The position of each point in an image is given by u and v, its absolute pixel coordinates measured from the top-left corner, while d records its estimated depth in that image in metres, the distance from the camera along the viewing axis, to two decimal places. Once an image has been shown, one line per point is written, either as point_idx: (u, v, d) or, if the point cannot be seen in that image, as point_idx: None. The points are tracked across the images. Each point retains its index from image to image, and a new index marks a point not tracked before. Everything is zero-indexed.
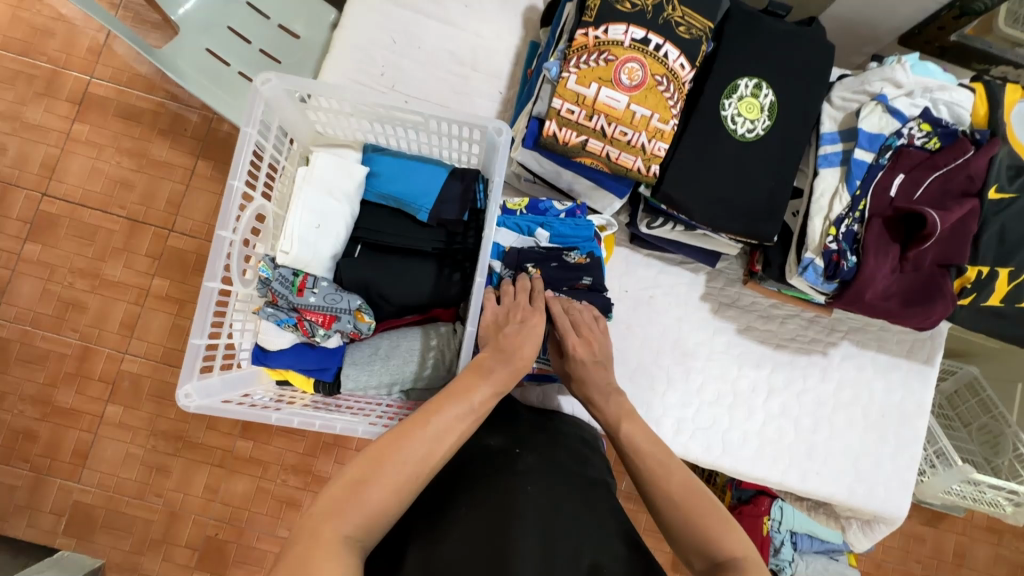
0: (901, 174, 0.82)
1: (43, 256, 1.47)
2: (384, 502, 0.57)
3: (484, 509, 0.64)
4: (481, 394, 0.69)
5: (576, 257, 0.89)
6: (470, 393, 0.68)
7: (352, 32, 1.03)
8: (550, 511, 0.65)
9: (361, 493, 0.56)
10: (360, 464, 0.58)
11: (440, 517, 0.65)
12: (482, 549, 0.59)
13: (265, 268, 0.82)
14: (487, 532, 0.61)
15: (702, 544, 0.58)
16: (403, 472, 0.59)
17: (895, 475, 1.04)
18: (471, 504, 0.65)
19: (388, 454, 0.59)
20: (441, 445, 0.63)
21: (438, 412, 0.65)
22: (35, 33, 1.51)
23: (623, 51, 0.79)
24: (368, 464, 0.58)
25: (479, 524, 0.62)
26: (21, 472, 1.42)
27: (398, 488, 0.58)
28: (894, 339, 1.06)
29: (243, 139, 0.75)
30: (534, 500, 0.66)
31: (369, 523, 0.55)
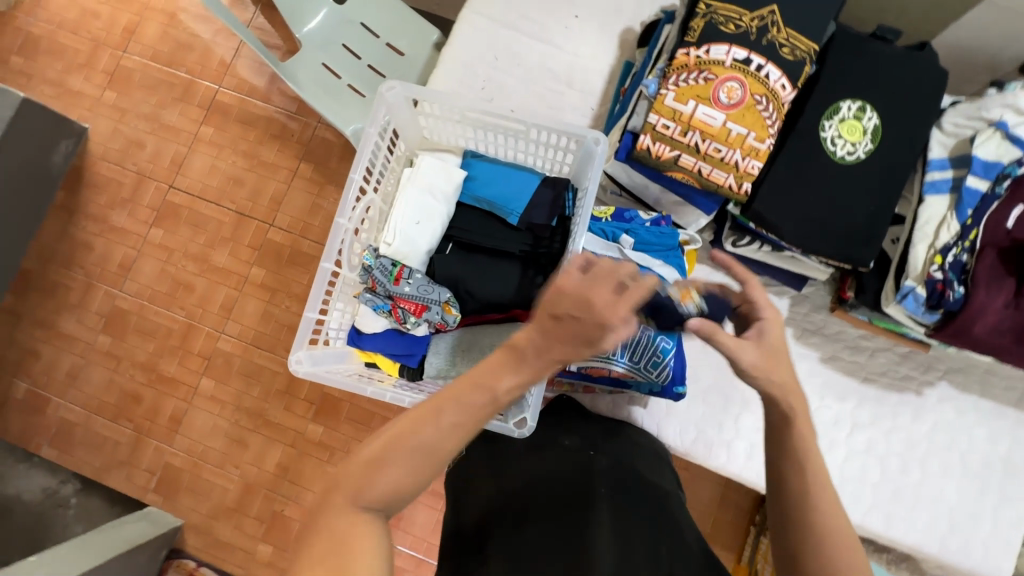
0: (1021, 206, 0.76)
1: (164, 241, 1.66)
2: (398, 483, 0.51)
3: (561, 504, 0.67)
4: (507, 383, 0.52)
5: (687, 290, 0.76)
6: (495, 380, 0.52)
7: (459, 48, 1.11)
8: (626, 514, 0.66)
9: (375, 478, 0.51)
10: (381, 442, 0.52)
11: (519, 507, 0.68)
12: (561, 542, 0.62)
13: (368, 257, 0.90)
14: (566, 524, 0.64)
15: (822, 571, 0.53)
16: (423, 457, 0.51)
17: (996, 531, 0.95)
18: (550, 498, 0.69)
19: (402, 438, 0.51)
20: (461, 434, 0.53)
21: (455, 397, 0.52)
22: (178, 47, 1.74)
23: (724, 70, 0.81)
24: (385, 445, 0.52)
25: (557, 518, 0.65)
26: (125, 429, 1.59)
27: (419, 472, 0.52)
28: (1000, 386, 0.98)
29: (364, 140, 0.84)
30: (609, 500, 0.67)
31: (387, 499, 0.51)
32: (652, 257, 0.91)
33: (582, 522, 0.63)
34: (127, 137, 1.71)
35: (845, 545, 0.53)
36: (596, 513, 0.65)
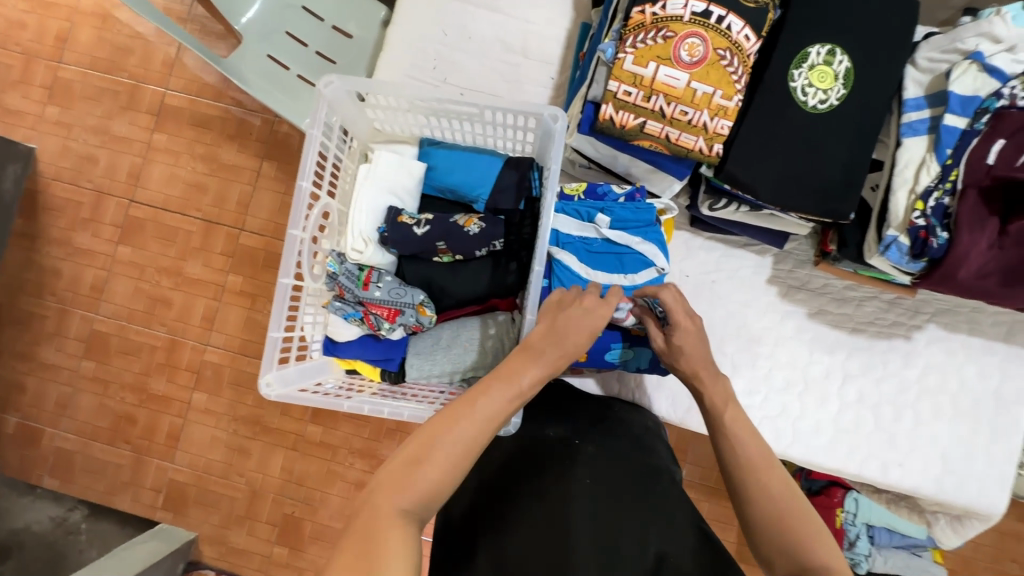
0: (1001, 140, 0.73)
1: (134, 258, 1.61)
2: (437, 481, 0.58)
3: (542, 505, 0.66)
4: (532, 374, 0.67)
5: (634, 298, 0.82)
6: (519, 373, 0.66)
7: (404, 28, 1.04)
8: (608, 506, 0.67)
9: (416, 473, 0.57)
10: (418, 441, 0.59)
11: (503, 511, 0.67)
12: (541, 545, 0.62)
13: (332, 264, 0.85)
14: (547, 527, 0.63)
15: (751, 480, 0.61)
16: (457, 452, 0.59)
17: (991, 467, 0.96)
18: (535, 496, 0.68)
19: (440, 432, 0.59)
20: (491, 427, 0.62)
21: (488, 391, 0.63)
22: (117, 51, 1.63)
23: (683, 26, 0.75)
24: (423, 443, 0.59)
25: (540, 517, 0.65)
26: (124, 452, 1.57)
27: (453, 471, 0.58)
28: (989, 322, 0.97)
29: (309, 141, 0.78)
30: (592, 493, 0.67)
31: (426, 501, 0.57)
32: (629, 234, 0.88)
33: (562, 521, 0.64)
34: (78, 153, 1.63)
35: (764, 467, 0.62)
36: (576, 511, 0.65)
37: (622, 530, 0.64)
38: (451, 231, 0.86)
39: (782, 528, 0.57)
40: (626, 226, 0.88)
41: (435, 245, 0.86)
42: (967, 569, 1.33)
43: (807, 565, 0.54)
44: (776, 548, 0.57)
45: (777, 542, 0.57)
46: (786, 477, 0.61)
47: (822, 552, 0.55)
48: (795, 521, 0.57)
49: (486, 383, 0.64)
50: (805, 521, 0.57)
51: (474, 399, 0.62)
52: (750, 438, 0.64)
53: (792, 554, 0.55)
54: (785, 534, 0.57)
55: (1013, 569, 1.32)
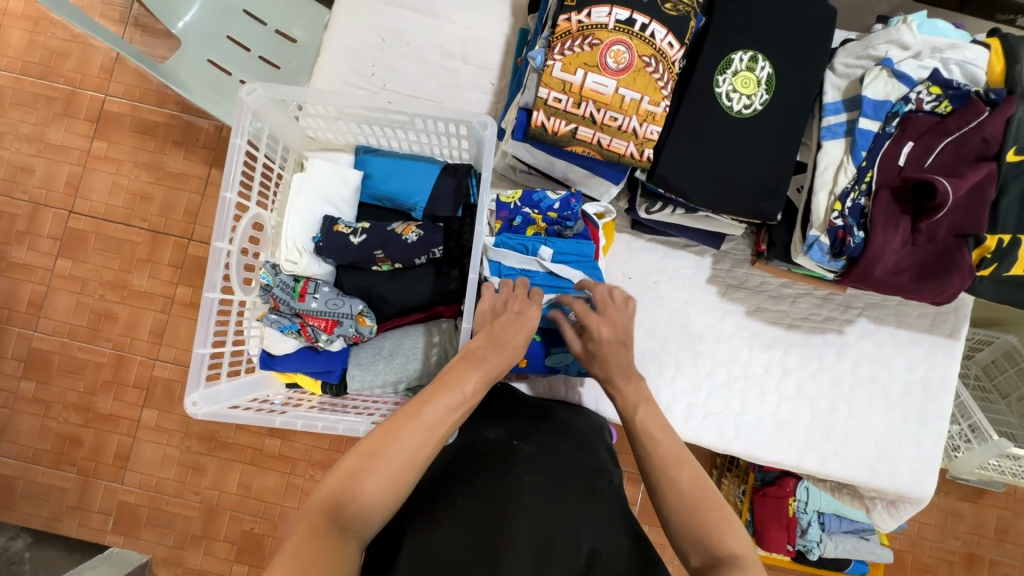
0: (910, 142, 0.78)
1: (74, 271, 1.54)
2: (380, 493, 0.57)
3: (479, 502, 0.66)
4: (473, 382, 0.68)
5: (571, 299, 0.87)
6: (462, 381, 0.67)
7: (341, 34, 1.03)
8: (548, 503, 0.67)
9: (356, 488, 0.56)
10: (358, 453, 0.59)
11: (435, 509, 0.66)
12: (477, 540, 0.62)
13: (265, 275, 0.84)
14: (484, 523, 0.63)
15: (663, 476, 0.63)
16: (401, 462, 0.59)
17: (919, 452, 1.00)
18: (471, 496, 0.67)
19: (382, 444, 0.59)
20: (434, 436, 0.62)
21: (429, 402, 0.64)
22: (51, 55, 1.56)
23: (608, 34, 0.77)
24: (364, 454, 0.58)
25: (476, 513, 0.65)
26: (69, 475, 1.50)
27: (396, 483, 0.58)
28: (915, 313, 1.02)
29: (233, 151, 0.76)
30: (532, 490, 0.68)
31: (368, 516, 0.56)
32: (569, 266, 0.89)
33: (499, 517, 0.64)
34: (11, 163, 1.55)
35: (674, 464, 0.63)
36: (515, 506, 0.65)
37: (561, 526, 0.65)
38: (388, 240, 0.85)
39: (693, 521, 0.58)
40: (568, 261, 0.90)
41: (372, 254, 0.85)
42: (913, 548, 1.39)
43: (716, 555, 0.55)
44: (690, 543, 0.58)
45: (689, 535, 0.58)
46: (696, 471, 0.63)
47: (733, 542, 0.56)
48: (705, 512, 0.58)
49: (433, 390, 0.66)
50: (712, 515, 0.58)
51: (418, 410, 0.63)
52: (661, 433, 0.67)
53: (704, 544, 0.57)
54: (696, 526, 0.58)
55: (955, 546, 1.39)
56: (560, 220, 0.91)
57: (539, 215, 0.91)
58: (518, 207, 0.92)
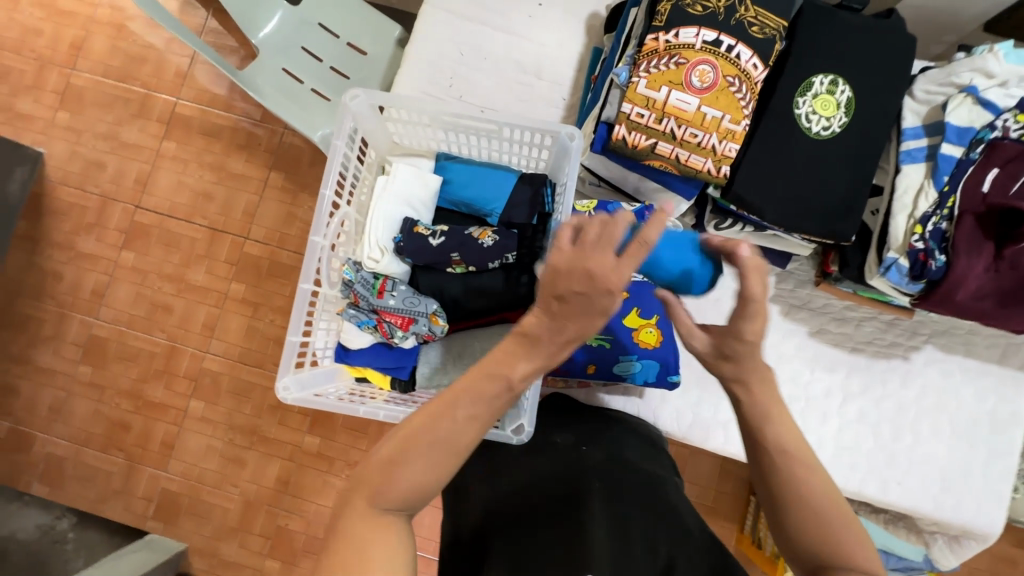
0: (995, 169, 0.77)
1: (136, 263, 1.61)
2: (420, 479, 0.51)
3: (555, 501, 0.68)
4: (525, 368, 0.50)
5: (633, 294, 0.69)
6: (514, 363, 0.51)
7: (421, 47, 1.08)
8: (622, 509, 0.67)
9: (394, 474, 0.50)
10: (396, 442, 0.51)
11: (511, 516, 0.68)
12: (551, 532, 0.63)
13: (348, 271, 0.87)
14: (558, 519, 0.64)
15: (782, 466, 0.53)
16: (442, 448, 0.51)
17: (987, 486, 0.98)
18: (547, 500, 0.68)
19: (420, 435, 0.51)
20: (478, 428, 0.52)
21: (477, 384, 0.51)
22: (130, 60, 1.67)
23: (694, 54, 0.79)
24: (400, 445, 0.51)
25: (551, 511, 0.66)
26: (117, 459, 1.55)
27: (437, 469, 0.51)
28: (983, 344, 1.00)
29: (333, 152, 0.81)
30: (604, 490, 0.69)
31: (409, 498, 0.51)
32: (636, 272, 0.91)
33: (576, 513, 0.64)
34: (86, 159, 1.65)
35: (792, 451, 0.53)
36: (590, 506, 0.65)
37: (633, 524, 0.65)
38: (465, 243, 0.88)
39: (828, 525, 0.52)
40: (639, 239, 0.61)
41: (449, 256, 0.88)
42: None
43: (841, 574, 0.49)
44: (809, 551, 0.51)
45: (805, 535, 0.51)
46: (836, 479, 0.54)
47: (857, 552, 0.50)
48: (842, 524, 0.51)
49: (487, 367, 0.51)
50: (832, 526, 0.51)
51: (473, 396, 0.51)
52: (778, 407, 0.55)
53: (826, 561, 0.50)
54: (822, 543, 0.51)
55: None
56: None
57: None
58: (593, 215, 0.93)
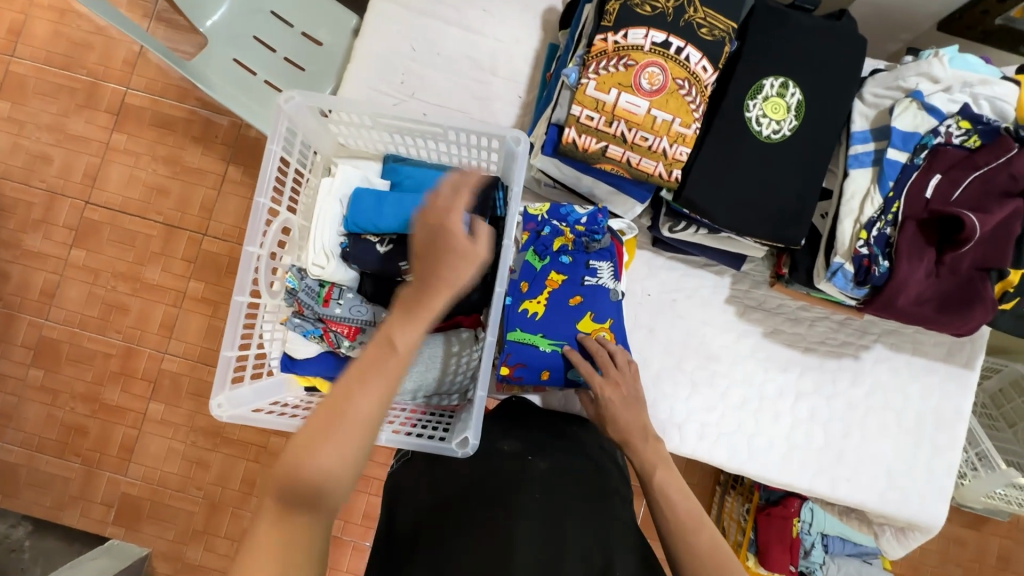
0: (937, 174, 0.78)
1: (88, 261, 1.54)
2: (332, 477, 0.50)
3: (492, 513, 0.67)
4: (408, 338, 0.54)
5: None
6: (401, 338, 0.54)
7: (372, 41, 1.04)
8: (558, 523, 0.67)
9: (304, 470, 0.49)
10: (300, 444, 0.50)
11: (442, 526, 0.67)
12: (487, 548, 0.63)
13: (291, 280, 0.84)
14: (495, 534, 0.64)
15: (682, 540, 0.65)
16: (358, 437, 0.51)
17: (931, 481, 1.00)
18: (480, 512, 0.67)
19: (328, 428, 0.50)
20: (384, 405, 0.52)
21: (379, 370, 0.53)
22: (74, 46, 1.57)
23: (643, 55, 0.78)
24: (307, 439, 0.50)
25: (489, 524, 0.66)
26: (73, 465, 1.50)
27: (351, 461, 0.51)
28: (931, 342, 1.02)
29: (269, 156, 0.77)
30: (544, 505, 0.69)
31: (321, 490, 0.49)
32: (587, 274, 0.90)
33: (513, 530, 0.64)
34: (30, 152, 1.56)
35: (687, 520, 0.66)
36: (525, 525, 0.65)
37: (567, 535, 0.66)
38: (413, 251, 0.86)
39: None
40: None
41: (397, 267, 0.85)
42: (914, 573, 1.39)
43: None
44: None
45: None
46: (714, 535, 0.65)
47: None
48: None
49: (373, 352, 0.54)
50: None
51: (376, 370, 0.53)
52: (681, 497, 0.69)
53: None
54: None
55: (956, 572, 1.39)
56: (587, 234, 0.91)
57: (567, 228, 0.91)
58: (546, 219, 0.93)
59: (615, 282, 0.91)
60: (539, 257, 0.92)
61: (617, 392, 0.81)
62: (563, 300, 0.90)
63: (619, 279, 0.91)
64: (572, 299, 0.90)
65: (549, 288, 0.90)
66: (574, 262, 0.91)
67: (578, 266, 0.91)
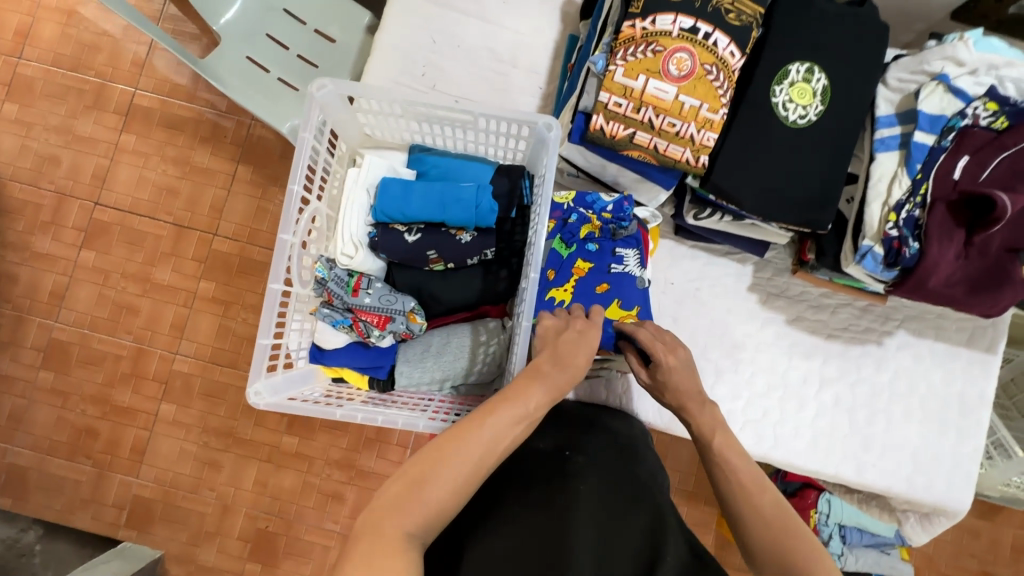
0: (966, 156, 0.79)
1: (98, 263, 1.54)
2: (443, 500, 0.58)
3: (538, 509, 0.69)
4: (537, 398, 0.66)
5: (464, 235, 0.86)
6: (526, 397, 0.66)
7: (392, 35, 1.04)
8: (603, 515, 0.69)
9: (421, 493, 0.57)
10: (422, 462, 0.59)
11: (490, 520, 0.69)
12: (538, 541, 0.64)
13: (321, 269, 0.84)
14: (545, 527, 0.66)
15: (744, 500, 0.65)
16: (466, 468, 0.60)
17: (956, 466, 1.01)
18: (525, 506, 0.70)
19: (447, 450, 0.60)
20: (497, 448, 0.62)
21: (493, 413, 0.63)
22: (83, 48, 1.57)
23: (671, 41, 0.78)
24: (427, 463, 0.59)
25: (537, 517, 0.67)
26: (84, 467, 1.49)
27: (457, 490, 0.59)
28: (953, 328, 1.03)
29: (301, 145, 0.77)
30: (589, 498, 0.70)
31: (429, 520, 0.57)
32: (614, 261, 0.90)
33: (565, 521, 0.66)
34: (39, 153, 1.56)
35: (749, 484, 0.66)
36: (575, 517, 0.66)
37: (612, 528, 0.68)
38: (441, 240, 0.86)
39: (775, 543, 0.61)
40: (460, 222, 0.85)
41: (425, 255, 0.86)
42: (930, 565, 1.39)
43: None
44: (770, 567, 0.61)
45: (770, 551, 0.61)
46: (777, 498, 0.65)
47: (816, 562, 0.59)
48: (790, 542, 0.60)
49: (494, 408, 0.64)
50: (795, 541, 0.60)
51: (494, 414, 0.63)
52: (740, 459, 0.69)
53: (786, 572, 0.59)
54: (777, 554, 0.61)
55: (972, 563, 1.39)
56: (614, 221, 0.91)
57: (593, 216, 0.92)
58: (571, 208, 0.94)
59: (642, 270, 0.91)
60: (565, 245, 0.93)
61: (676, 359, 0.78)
62: (590, 289, 0.90)
63: (646, 266, 0.91)
64: (601, 286, 0.89)
65: (576, 275, 0.91)
66: (600, 249, 0.92)
67: (605, 253, 0.91)
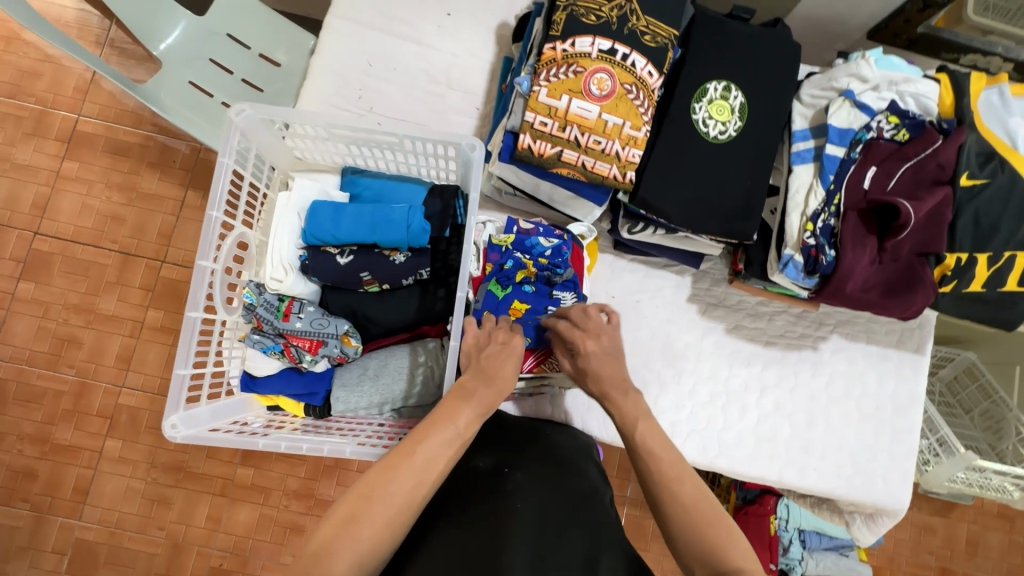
0: (873, 167, 0.83)
1: (37, 294, 1.47)
2: (375, 539, 0.56)
3: (472, 533, 0.65)
4: (467, 417, 0.66)
5: (399, 255, 0.85)
6: (455, 417, 0.65)
7: (327, 58, 1.04)
8: (544, 533, 0.67)
9: (350, 533, 0.55)
10: (352, 498, 0.57)
11: (422, 545, 0.65)
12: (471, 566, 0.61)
13: (248, 294, 0.83)
14: (475, 551, 0.62)
15: (665, 490, 0.64)
16: (394, 505, 0.58)
17: (894, 464, 1.04)
18: (461, 527, 0.66)
19: (376, 488, 0.58)
20: (431, 475, 0.61)
21: (423, 440, 0.62)
22: (23, 75, 1.53)
23: (591, 62, 0.81)
24: (358, 499, 0.57)
25: (470, 543, 0.63)
26: (21, 512, 1.40)
27: (388, 526, 0.57)
28: (882, 330, 1.06)
29: (220, 170, 0.77)
30: (524, 519, 0.67)
31: (360, 563, 0.55)
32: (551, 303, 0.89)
33: (494, 545, 0.62)
34: None
35: (671, 475, 0.65)
36: (510, 535, 0.64)
37: (556, 548, 0.66)
38: (374, 261, 0.85)
39: (698, 538, 0.60)
40: (393, 243, 0.84)
41: (358, 277, 0.85)
42: (891, 564, 1.41)
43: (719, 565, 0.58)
44: (694, 557, 0.60)
45: (694, 548, 0.60)
46: (698, 485, 0.65)
47: (737, 553, 0.59)
48: (711, 529, 0.60)
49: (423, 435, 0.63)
50: (715, 531, 0.60)
51: (421, 441, 0.62)
52: (662, 448, 0.68)
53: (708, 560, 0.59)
54: (700, 543, 0.60)
55: (931, 561, 1.41)
56: (550, 267, 0.91)
57: (530, 261, 0.92)
58: (509, 251, 0.92)
59: None
60: (501, 287, 0.91)
61: (598, 344, 0.78)
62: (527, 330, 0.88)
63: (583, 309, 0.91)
64: (537, 330, 0.88)
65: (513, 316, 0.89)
66: (537, 292, 0.90)
67: (542, 296, 0.90)
